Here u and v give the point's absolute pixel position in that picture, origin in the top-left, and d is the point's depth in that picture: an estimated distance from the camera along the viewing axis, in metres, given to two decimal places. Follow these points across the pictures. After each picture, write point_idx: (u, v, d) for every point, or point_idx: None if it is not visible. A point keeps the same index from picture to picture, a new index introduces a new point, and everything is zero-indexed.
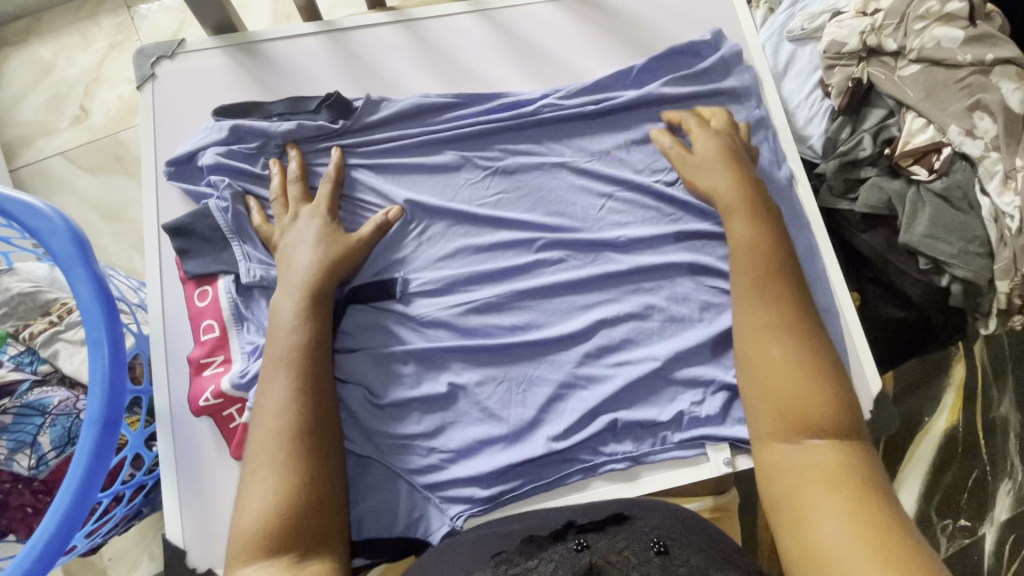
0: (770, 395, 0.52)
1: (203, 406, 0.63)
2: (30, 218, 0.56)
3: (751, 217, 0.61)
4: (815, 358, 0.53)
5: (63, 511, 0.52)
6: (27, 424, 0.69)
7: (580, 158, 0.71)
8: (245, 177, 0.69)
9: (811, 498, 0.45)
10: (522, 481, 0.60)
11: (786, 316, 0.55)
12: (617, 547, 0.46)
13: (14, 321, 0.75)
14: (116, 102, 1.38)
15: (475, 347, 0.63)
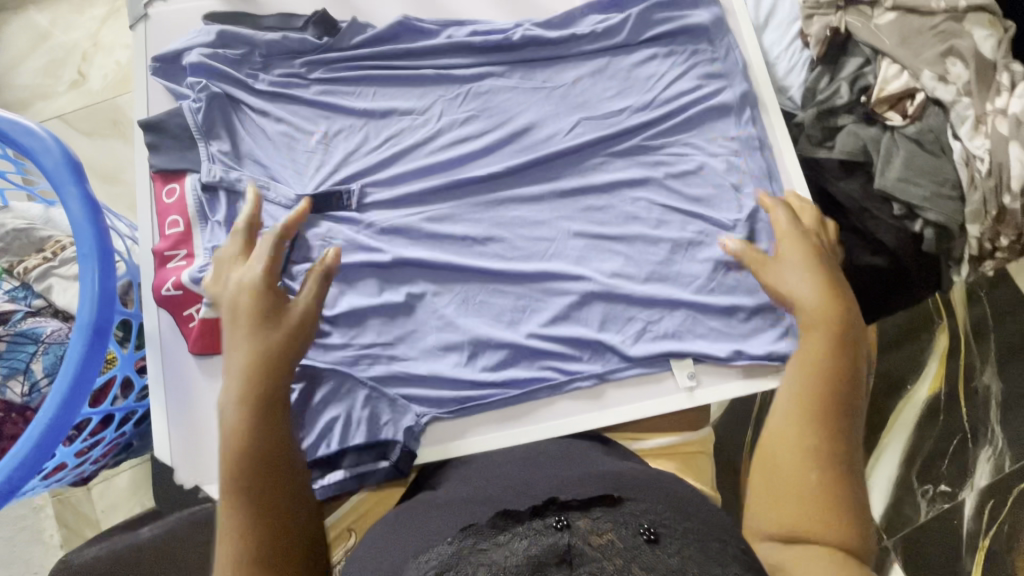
0: (788, 408, 0.59)
1: (165, 295, 0.67)
2: (22, 136, 0.58)
3: (811, 262, 0.65)
4: (835, 447, 0.56)
5: (51, 414, 0.55)
6: (21, 352, 0.71)
7: (560, 107, 0.76)
8: (227, 80, 0.74)
9: (802, 511, 0.53)
10: (493, 391, 0.68)
11: (834, 377, 0.59)
12: (601, 527, 0.44)
13: (8, 257, 0.76)
14: (113, 67, 1.39)
15: (455, 269, 0.70)
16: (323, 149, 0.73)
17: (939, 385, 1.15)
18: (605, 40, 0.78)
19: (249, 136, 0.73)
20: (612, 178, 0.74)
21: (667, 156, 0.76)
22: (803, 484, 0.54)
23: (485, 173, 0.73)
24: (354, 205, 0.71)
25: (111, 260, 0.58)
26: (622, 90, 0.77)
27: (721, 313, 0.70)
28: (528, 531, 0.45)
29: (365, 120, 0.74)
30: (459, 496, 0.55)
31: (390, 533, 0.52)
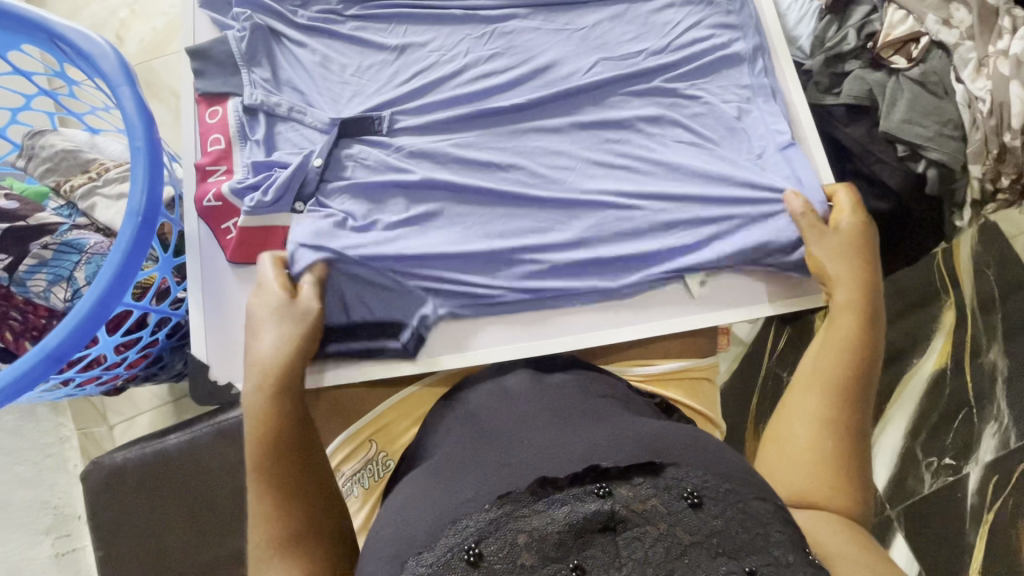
0: (813, 386, 0.60)
1: (205, 206, 0.71)
2: (83, 44, 0.63)
3: (853, 248, 0.67)
4: (855, 419, 0.58)
5: (99, 294, 0.58)
6: (65, 260, 0.75)
7: (580, 48, 0.80)
8: (269, 15, 0.80)
9: (817, 486, 0.54)
10: None
11: (861, 362, 0.60)
12: (643, 494, 0.45)
13: (56, 176, 0.81)
14: (150, 33, 1.45)
15: (476, 192, 0.73)
16: (356, 80, 0.77)
17: (945, 359, 1.17)
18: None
19: (287, 65, 0.78)
20: (629, 113, 0.77)
21: (683, 95, 0.78)
22: (817, 458, 0.55)
23: (508, 108, 0.76)
24: (386, 129, 0.75)
25: (159, 156, 0.61)
26: (640, 34, 0.81)
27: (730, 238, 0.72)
28: (568, 498, 0.45)
29: (397, 55, 0.79)
30: (479, 455, 0.52)
31: (417, 493, 0.51)
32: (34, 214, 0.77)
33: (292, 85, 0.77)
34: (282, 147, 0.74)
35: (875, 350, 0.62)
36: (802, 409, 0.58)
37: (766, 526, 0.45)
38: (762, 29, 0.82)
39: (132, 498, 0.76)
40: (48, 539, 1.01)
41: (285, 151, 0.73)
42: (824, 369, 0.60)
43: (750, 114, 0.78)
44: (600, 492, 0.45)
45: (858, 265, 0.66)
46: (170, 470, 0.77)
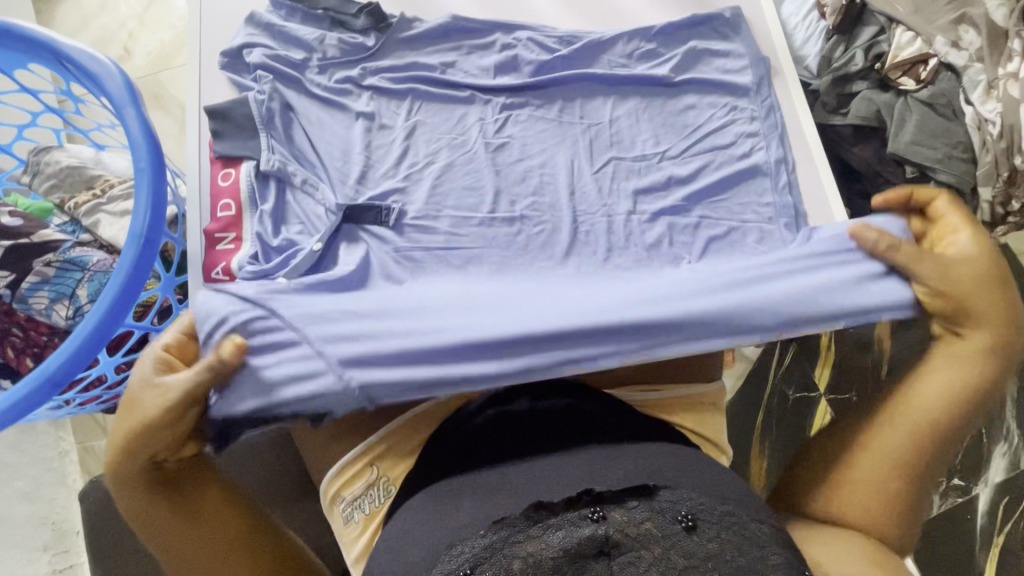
0: (902, 416, 0.53)
1: (215, 278, 0.67)
2: (90, 64, 0.63)
3: (980, 265, 0.54)
4: (928, 466, 0.52)
5: (100, 317, 0.57)
6: (68, 277, 0.75)
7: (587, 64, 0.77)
8: (286, 80, 0.74)
9: (856, 507, 0.52)
10: None
11: (964, 411, 0.52)
12: (637, 517, 0.48)
13: (61, 193, 0.82)
14: (157, 45, 1.46)
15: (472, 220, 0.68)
16: (362, 150, 0.72)
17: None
18: (634, 7, 0.81)
19: (294, 119, 0.73)
20: (637, 129, 0.75)
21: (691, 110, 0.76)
22: (862, 482, 0.52)
23: (517, 154, 0.73)
24: (393, 222, 0.68)
25: (162, 176, 0.61)
26: None
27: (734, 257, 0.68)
28: (564, 523, 0.48)
29: (409, 120, 0.73)
30: (486, 474, 0.53)
31: (421, 512, 0.52)
32: (38, 231, 0.77)
33: (298, 146, 0.72)
34: (290, 222, 0.69)
35: (984, 405, 0.52)
36: (880, 434, 0.53)
37: (762, 546, 0.48)
38: (772, 53, 0.80)
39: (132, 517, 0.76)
40: (46, 556, 1.01)
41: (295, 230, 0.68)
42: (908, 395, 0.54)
43: (762, 132, 0.75)
44: (593, 516, 0.48)
45: (983, 312, 0.53)
46: None
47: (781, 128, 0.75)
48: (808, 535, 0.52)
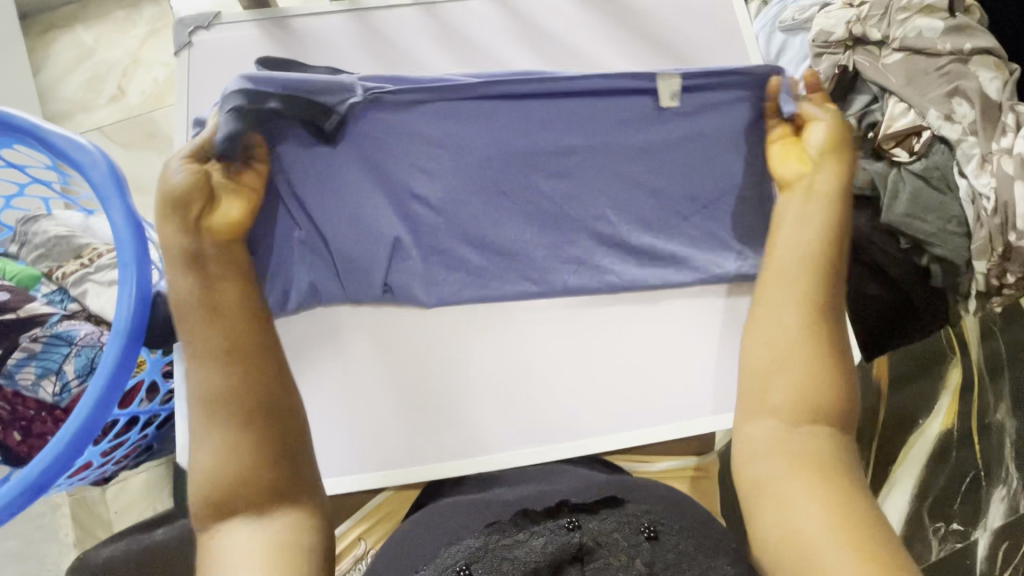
0: (771, 311, 0.51)
1: None
2: (74, 152, 0.62)
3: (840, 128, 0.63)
4: (829, 325, 0.50)
5: (83, 417, 0.56)
6: (54, 352, 0.75)
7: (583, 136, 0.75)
8: None
9: (780, 396, 0.48)
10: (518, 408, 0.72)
11: (838, 255, 0.53)
12: (607, 527, 0.51)
13: (48, 262, 0.81)
14: (152, 83, 1.46)
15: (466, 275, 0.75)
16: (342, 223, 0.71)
17: (952, 420, 1.13)
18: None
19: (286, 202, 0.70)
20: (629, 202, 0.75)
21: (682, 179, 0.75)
22: (766, 394, 0.49)
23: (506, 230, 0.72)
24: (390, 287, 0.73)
25: (148, 270, 0.60)
26: None
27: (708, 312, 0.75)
28: (544, 530, 0.50)
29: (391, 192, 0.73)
30: (480, 498, 0.62)
31: (418, 537, 0.56)
32: (26, 304, 0.76)
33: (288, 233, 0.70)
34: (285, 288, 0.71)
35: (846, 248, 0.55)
36: (768, 313, 0.52)
37: (714, 559, 0.50)
38: None
39: None
40: None
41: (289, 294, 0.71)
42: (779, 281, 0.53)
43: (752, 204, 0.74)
44: (569, 525, 0.51)
45: (815, 158, 0.60)
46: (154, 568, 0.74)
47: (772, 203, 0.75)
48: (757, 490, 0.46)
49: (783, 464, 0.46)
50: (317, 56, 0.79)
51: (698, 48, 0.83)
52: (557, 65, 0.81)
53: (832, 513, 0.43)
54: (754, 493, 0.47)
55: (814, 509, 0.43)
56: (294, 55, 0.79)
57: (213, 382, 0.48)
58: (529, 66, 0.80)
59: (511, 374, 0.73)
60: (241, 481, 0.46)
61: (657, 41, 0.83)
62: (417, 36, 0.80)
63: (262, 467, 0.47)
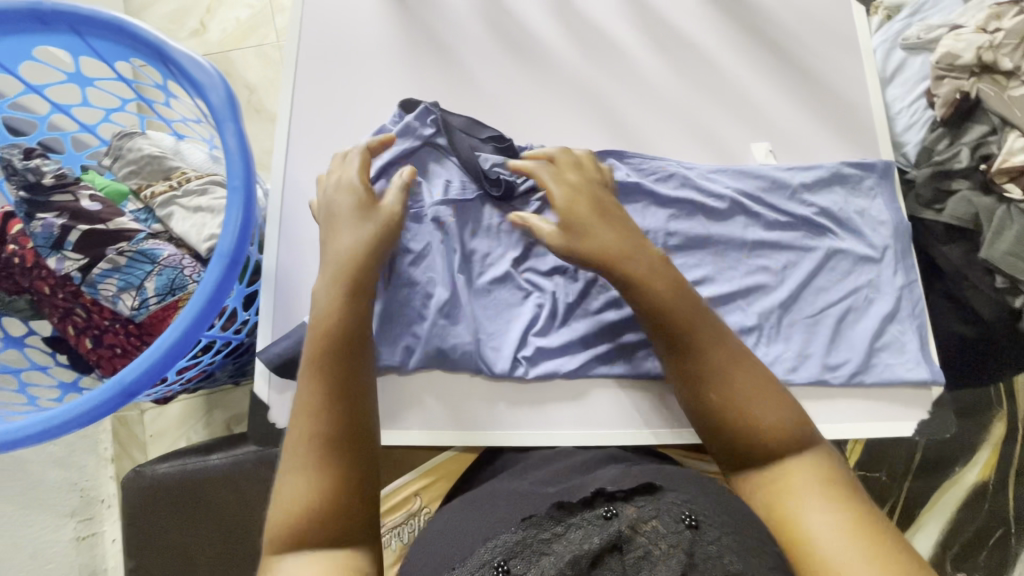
0: (732, 362, 0.58)
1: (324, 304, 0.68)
2: (194, 72, 0.63)
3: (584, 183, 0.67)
4: (764, 388, 0.57)
5: (178, 333, 0.56)
6: (137, 269, 0.75)
7: (714, 182, 0.75)
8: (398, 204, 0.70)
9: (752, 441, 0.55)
10: (583, 401, 0.69)
11: (667, 275, 0.62)
12: (646, 516, 0.47)
13: (138, 180, 0.83)
14: (233, 23, 1.45)
15: (583, 342, 0.69)
16: (457, 272, 0.69)
17: (988, 472, 1.09)
18: (772, 162, 0.77)
19: (426, 252, 0.69)
20: (743, 239, 0.73)
21: (823, 281, 0.72)
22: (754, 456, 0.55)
23: None
24: (506, 354, 0.68)
25: (254, 197, 0.60)
26: (753, 126, 0.78)
27: (797, 325, 0.71)
28: (582, 522, 0.48)
29: (513, 251, 0.71)
30: (522, 489, 0.59)
31: (457, 526, 0.56)
32: (115, 218, 0.77)
33: (425, 286, 0.69)
34: (399, 332, 0.68)
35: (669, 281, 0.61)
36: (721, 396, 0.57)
37: (759, 558, 0.46)
38: (897, 198, 0.76)
39: (166, 513, 0.75)
40: (72, 522, 1.00)
41: (401, 342, 0.67)
42: (711, 366, 0.58)
43: (900, 316, 0.72)
44: (607, 513, 0.48)
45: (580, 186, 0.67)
46: (208, 489, 0.75)
47: (920, 315, 0.72)
48: (784, 518, 0.50)
49: (809, 494, 0.50)
50: (433, 12, 0.78)
51: (813, 57, 0.80)
52: (670, 58, 0.80)
53: (853, 523, 0.47)
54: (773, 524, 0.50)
55: (828, 518, 0.47)
56: (407, 11, 0.78)
57: (311, 384, 0.55)
58: (641, 53, 0.80)
59: (610, 407, 0.69)
60: (325, 474, 0.51)
61: (772, 43, 0.81)
62: (533, 8, 0.79)
63: (350, 474, 0.52)
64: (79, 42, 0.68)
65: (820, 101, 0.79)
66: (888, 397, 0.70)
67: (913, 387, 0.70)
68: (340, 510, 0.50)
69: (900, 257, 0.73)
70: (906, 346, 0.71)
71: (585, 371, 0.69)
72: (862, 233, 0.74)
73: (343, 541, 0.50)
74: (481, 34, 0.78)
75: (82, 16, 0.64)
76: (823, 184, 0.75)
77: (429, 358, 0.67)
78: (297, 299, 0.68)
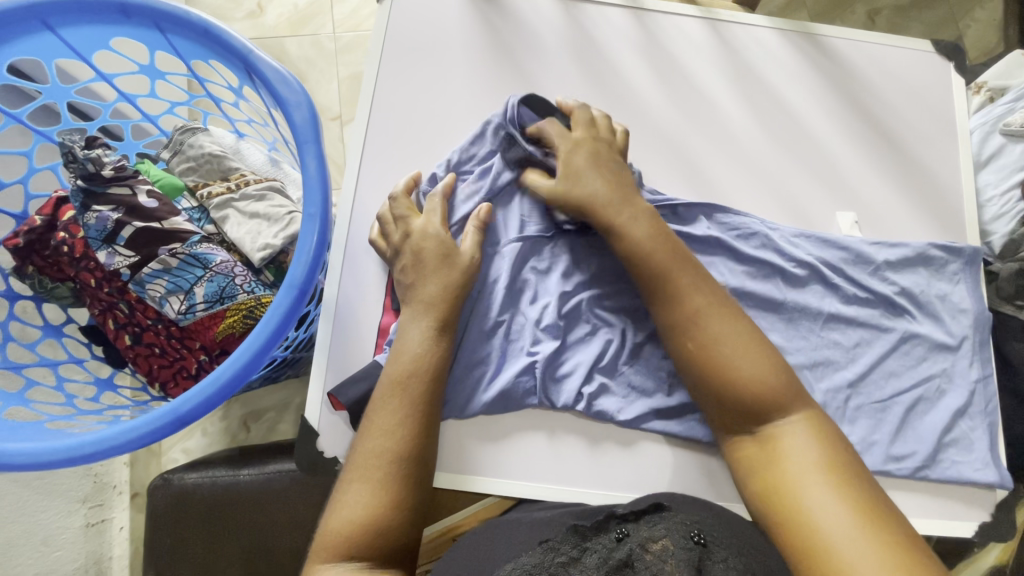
0: (734, 333, 0.56)
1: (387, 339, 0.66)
2: (280, 86, 0.60)
3: (587, 147, 0.66)
4: (766, 362, 0.55)
5: (241, 362, 0.54)
6: (188, 272, 0.73)
7: (799, 246, 0.71)
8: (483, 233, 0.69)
9: (753, 413, 0.54)
10: (637, 468, 0.66)
11: (670, 249, 0.61)
12: (656, 535, 0.47)
13: (195, 177, 0.80)
14: (291, 8, 1.39)
15: (648, 406, 0.66)
16: (529, 308, 0.68)
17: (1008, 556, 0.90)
18: (856, 235, 0.73)
19: (496, 290, 0.67)
20: (820, 310, 0.69)
21: (896, 365, 0.69)
22: (752, 422, 0.54)
23: None
24: (570, 404, 0.65)
25: (330, 226, 0.58)
26: (840, 195, 0.74)
27: (869, 413, 0.67)
28: (596, 545, 0.47)
29: (583, 290, 0.68)
30: (549, 518, 0.59)
31: (479, 547, 0.56)
32: (171, 217, 0.75)
33: (487, 323, 0.67)
34: (464, 370, 0.65)
35: (670, 246, 0.61)
36: (717, 363, 0.55)
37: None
38: (981, 286, 0.73)
39: (189, 525, 0.73)
40: (83, 508, 0.98)
41: (464, 381, 0.65)
42: (704, 335, 0.57)
43: (972, 412, 0.69)
44: (619, 535, 0.48)
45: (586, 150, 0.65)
46: (235, 505, 0.73)
47: (992, 413, 0.69)
48: (785, 505, 0.49)
49: (811, 476, 0.49)
50: (522, 41, 0.75)
51: (906, 130, 0.77)
52: (762, 113, 0.76)
53: (855, 511, 0.46)
54: (770, 512, 0.50)
55: (831, 504, 0.47)
56: (495, 37, 0.75)
57: (387, 416, 0.56)
58: (729, 105, 0.76)
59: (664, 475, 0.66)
60: (386, 493, 0.53)
61: (866, 110, 0.77)
62: (623, 47, 0.76)
63: (402, 512, 0.54)
64: (159, 38, 0.65)
65: (910, 177, 0.75)
66: (952, 495, 0.67)
67: (979, 488, 0.67)
68: (394, 527, 0.52)
69: (979, 347, 0.71)
70: (977, 445, 0.68)
71: (638, 423, 0.66)
72: (943, 317, 0.71)
73: (391, 561, 0.52)
74: (568, 69, 0.75)
75: (168, 15, 0.61)
76: (907, 263, 0.72)
77: (492, 404, 0.65)
78: (358, 330, 0.67)
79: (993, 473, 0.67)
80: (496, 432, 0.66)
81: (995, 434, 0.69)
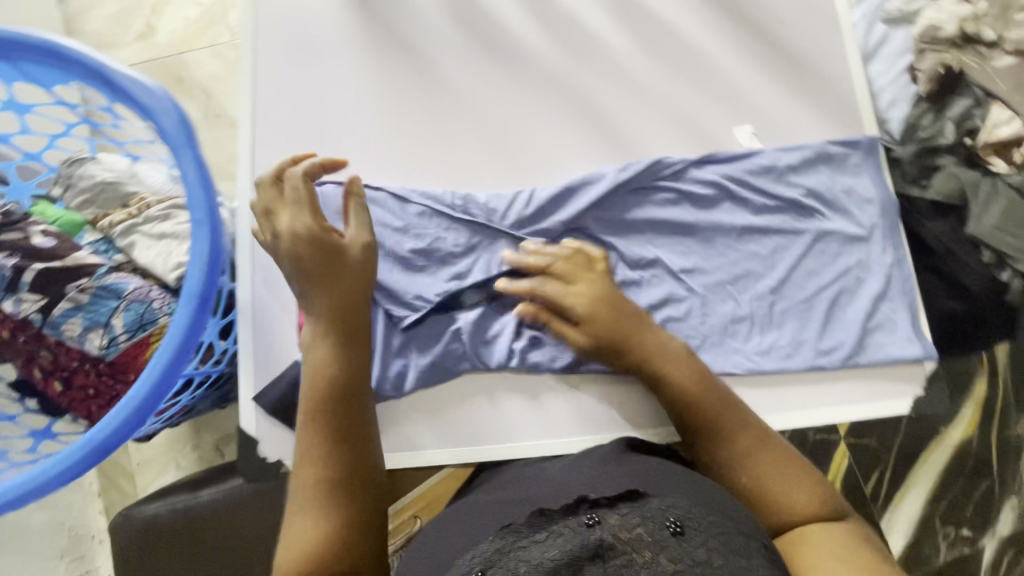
0: (745, 440, 0.54)
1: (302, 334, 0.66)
2: (143, 96, 0.58)
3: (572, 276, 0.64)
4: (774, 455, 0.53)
5: (150, 384, 0.53)
6: (103, 304, 0.71)
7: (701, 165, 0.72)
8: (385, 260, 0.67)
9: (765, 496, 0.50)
10: (582, 411, 0.67)
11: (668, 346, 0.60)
12: (631, 522, 0.40)
13: (94, 209, 0.78)
14: (182, 24, 1.31)
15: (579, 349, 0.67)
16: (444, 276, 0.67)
17: None
18: (757, 146, 0.74)
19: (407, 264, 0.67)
20: (732, 226, 0.71)
21: (813, 264, 0.71)
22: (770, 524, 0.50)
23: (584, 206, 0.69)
24: (501, 361, 0.66)
25: (219, 228, 0.56)
26: (734, 108, 0.75)
27: (792, 314, 0.69)
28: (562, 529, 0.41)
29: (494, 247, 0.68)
30: (499, 479, 0.60)
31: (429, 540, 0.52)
32: (72, 252, 0.73)
33: (404, 314, 0.65)
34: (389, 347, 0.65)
35: (660, 352, 0.60)
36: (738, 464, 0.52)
37: (748, 560, 0.40)
38: (882, 172, 0.74)
39: (157, 555, 0.72)
40: (62, 564, 0.97)
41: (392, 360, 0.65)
42: (716, 429, 0.55)
43: (891, 296, 0.71)
44: (590, 520, 0.41)
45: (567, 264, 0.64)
46: (200, 526, 0.73)
47: (910, 293, 0.71)
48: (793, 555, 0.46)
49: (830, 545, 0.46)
50: (396, 10, 0.73)
51: (791, 33, 0.77)
52: (646, 39, 0.76)
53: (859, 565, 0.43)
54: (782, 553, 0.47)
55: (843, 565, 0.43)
56: (369, 10, 0.73)
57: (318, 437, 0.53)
58: (613, 37, 0.76)
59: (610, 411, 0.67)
60: (331, 512, 0.50)
61: (748, 19, 0.77)
62: None
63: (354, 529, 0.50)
64: (12, 69, 0.62)
65: (800, 78, 0.76)
66: (886, 378, 0.70)
67: (904, 365, 0.70)
68: (349, 546, 0.49)
69: (889, 232, 0.72)
70: (900, 326, 0.70)
71: (576, 367, 0.66)
72: (851, 212, 0.73)
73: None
74: (447, 30, 0.74)
75: (12, 42, 0.58)
76: (808, 165, 0.73)
77: (423, 376, 0.65)
78: (281, 329, 0.66)
79: (920, 350, 0.69)
80: (436, 403, 0.67)
81: (916, 311, 0.72)
